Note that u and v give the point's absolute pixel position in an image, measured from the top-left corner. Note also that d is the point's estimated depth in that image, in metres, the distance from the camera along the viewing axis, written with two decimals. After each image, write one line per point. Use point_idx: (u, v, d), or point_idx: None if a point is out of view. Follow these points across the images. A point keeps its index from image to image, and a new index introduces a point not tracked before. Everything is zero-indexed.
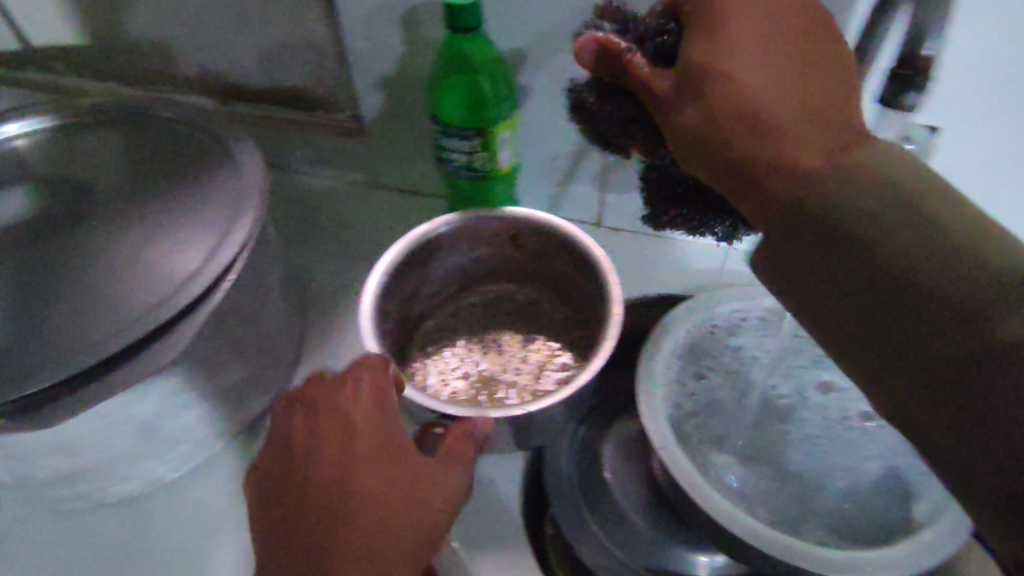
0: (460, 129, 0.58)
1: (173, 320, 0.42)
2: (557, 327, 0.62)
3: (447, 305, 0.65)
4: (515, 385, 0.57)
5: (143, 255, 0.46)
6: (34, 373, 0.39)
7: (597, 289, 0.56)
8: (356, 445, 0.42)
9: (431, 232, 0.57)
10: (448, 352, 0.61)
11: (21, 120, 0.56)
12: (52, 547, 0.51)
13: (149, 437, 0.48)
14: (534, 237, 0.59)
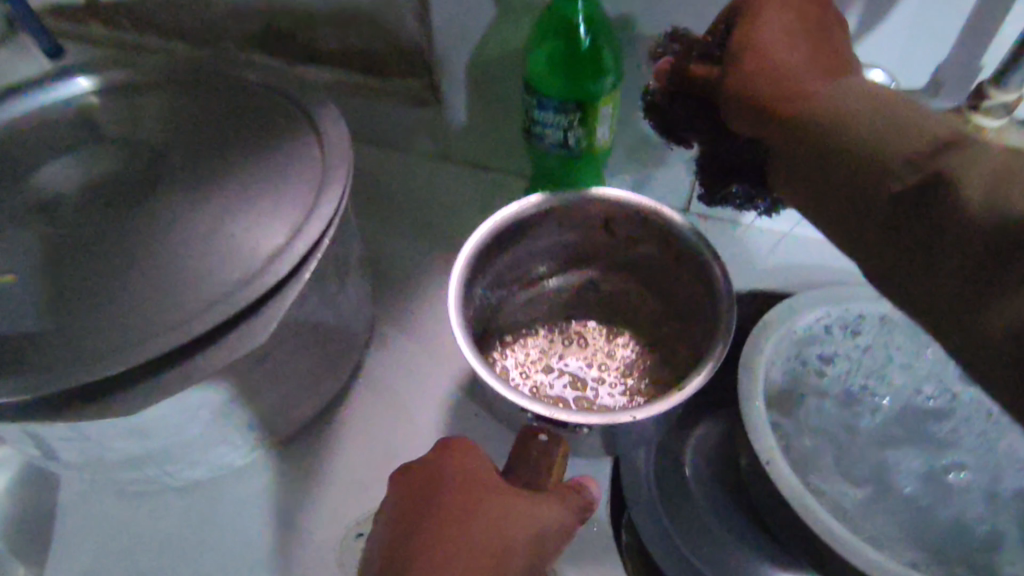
0: (557, 102, 0.54)
1: (259, 303, 0.39)
2: (647, 321, 0.58)
3: (527, 291, 0.60)
4: (604, 383, 0.53)
5: (224, 226, 0.43)
6: (113, 354, 0.36)
7: (703, 282, 0.51)
8: (445, 499, 0.40)
9: (520, 213, 0.53)
10: (530, 341, 0.57)
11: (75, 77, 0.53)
12: (113, 531, 0.48)
13: (223, 422, 0.45)
14: (630, 220, 0.54)
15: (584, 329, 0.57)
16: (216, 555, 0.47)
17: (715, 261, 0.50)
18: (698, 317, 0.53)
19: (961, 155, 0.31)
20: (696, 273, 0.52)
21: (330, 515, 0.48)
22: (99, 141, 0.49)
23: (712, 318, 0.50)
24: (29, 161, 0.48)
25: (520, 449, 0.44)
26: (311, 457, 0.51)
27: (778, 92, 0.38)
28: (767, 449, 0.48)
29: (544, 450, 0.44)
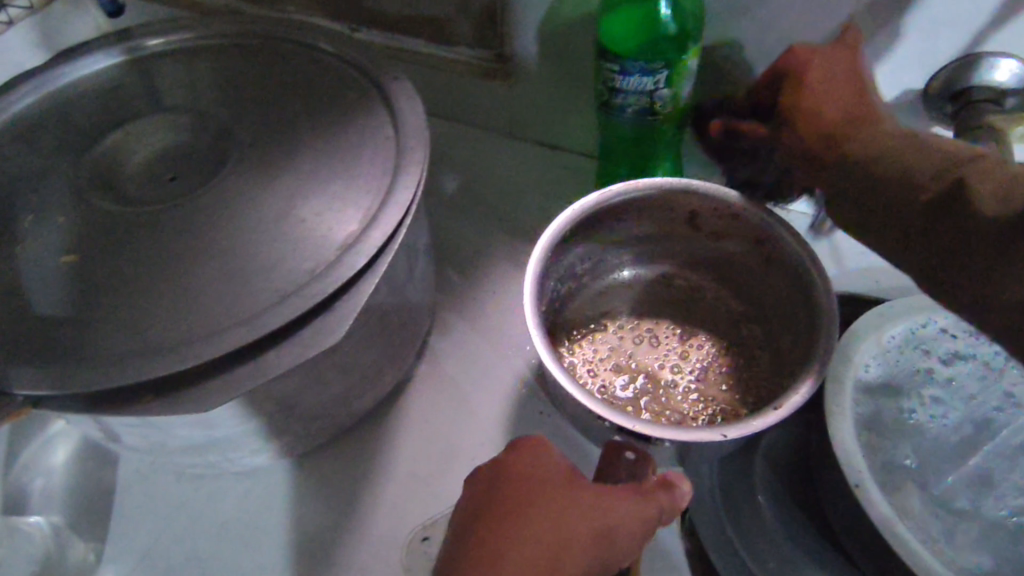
0: (646, 64, 0.48)
1: (334, 295, 0.36)
2: (725, 322, 0.55)
3: (597, 282, 0.57)
4: (680, 385, 0.50)
5: (294, 210, 0.40)
6: (181, 347, 0.34)
7: (797, 288, 0.49)
8: (529, 493, 0.38)
9: (600, 202, 0.50)
10: (598, 338, 0.53)
11: (89, 62, 0.49)
12: (167, 514, 0.47)
13: (285, 411, 0.43)
14: (718, 217, 0.52)
15: (656, 328, 0.54)
16: (272, 545, 0.46)
17: (815, 268, 0.46)
18: (786, 323, 0.51)
19: (995, 178, 0.37)
20: (790, 277, 0.49)
21: (389, 510, 0.47)
22: (162, 110, 0.47)
23: (808, 328, 0.47)
24: (89, 129, 0.46)
25: (608, 465, 0.43)
26: (369, 447, 0.49)
27: (834, 127, 0.42)
28: (857, 472, 0.46)
29: (633, 469, 0.42)
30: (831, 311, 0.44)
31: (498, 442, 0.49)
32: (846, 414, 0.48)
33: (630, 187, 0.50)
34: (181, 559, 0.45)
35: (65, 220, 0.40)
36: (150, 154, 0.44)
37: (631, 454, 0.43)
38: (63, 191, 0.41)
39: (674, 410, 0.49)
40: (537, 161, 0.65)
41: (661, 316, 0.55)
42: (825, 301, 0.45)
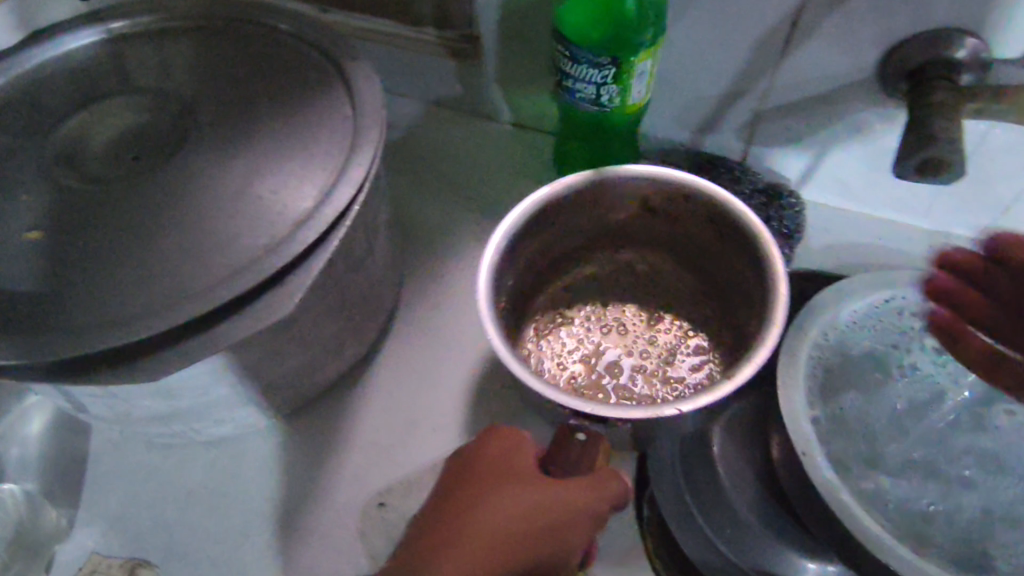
0: (592, 54, 0.48)
1: (287, 268, 0.38)
2: (689, 301, 0.57)
3: (560, 276, 0.58)
4: (643, 369, 0.52)
5: (252, 188, 0.41)
6: (139, 318, 0.35)
7: (750, 262, 0.50)
8: (495, 481, 0.43)
9: (553, 195, 0.50)
10: (565, 330, 0.55)
11: (71, 36, 0.51)
12: (140, 481, 0.49)
13: (249, 384, 0.45)
14: (670, 198, 0.52)
15: (623, 314, 0.56)
16: (239, 512, 0.48)
17: (765, 238, 0.47)
18: (743, 297, 0.52)
19: None
20: (742, 250, 0.50)
21: (352, 479, 0.48)
22: (126, 91, 0.48)
23: (763, 300, 0.48)
24: (57, 109, 0.47)
25: (558, 447, 0.44)
26: (333, 420, 0.51)
27: None
28: (805, 441, 0.47)
29: (583, 451, 0.44)
30: (782, 286, 0.46)
31: (459, 414, 0.51)
32: (796, 386, 0.49)
33: (581, 176, 0.50)
34: (151, 524, 0.47)
35: (30, 198, 0.41)
36: (113, 133, 0.45)
37: (581, 434, 0.44)
38: (29, 169, 0.43)
39: (638, 393, 0.51)
40: (505, 142, 0.66)
41: (626, 304, 0.57)
42: (777, 277, 0.46)
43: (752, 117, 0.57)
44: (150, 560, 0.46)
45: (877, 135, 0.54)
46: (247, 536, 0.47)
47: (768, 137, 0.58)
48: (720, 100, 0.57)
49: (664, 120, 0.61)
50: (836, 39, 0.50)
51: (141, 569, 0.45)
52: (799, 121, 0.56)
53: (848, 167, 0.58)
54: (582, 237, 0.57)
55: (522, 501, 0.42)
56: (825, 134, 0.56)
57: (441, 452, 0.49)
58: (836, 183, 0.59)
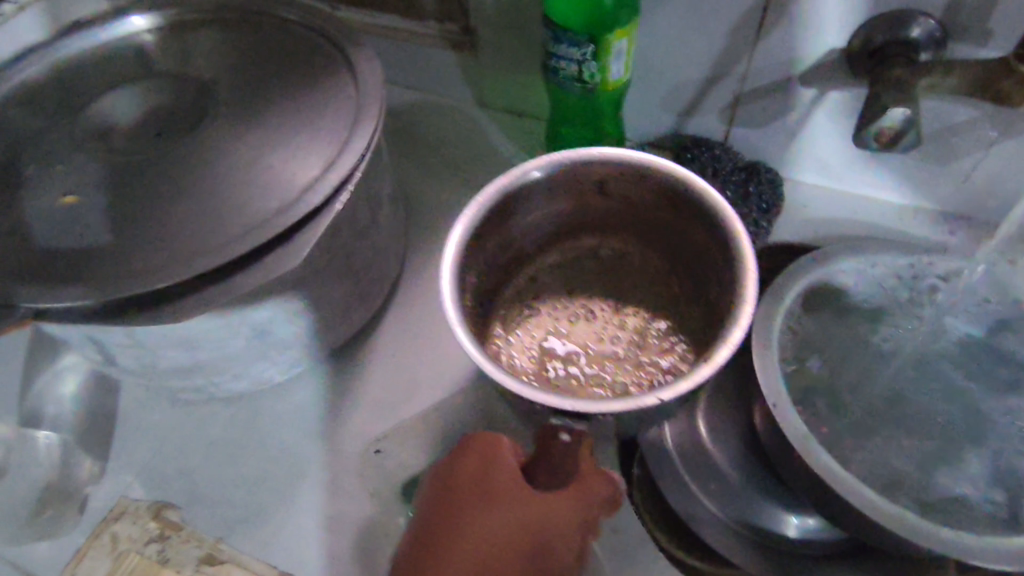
0: (572, 34, 0.53)
1: (295, 226, 0.42)
2: (653, 279, 0.60)
3: (524, 270, 0.59)
4: (614, 355, 0.56)
5: (264, 160, 0.46)
6: (163, 269, 0.40)
7: (715, 244, 0.49)
8: (497, 484, 0.45)
9: (517, 180, 0.49)
10: (534, 323, 0.58)
11: (99, 29, 0.55)
12: (165, 434, 0.53)
13: (263, 341, 0.49)
14: (628, 180, 0.52)
15: (590, 305, 0.59)
16: (254, 462, 0.52)
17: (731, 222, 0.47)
18: (708, 277, 0.52)
19: None
20: (705, 232, 0.50)
21: (358, 432, 0.53)
22: (152, 76, 0.52)
23: (728, 280, 0.48)
24: (89, 94, 0.52)
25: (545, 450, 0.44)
26: (342, 380, 0.55)
27: None
28: (776, 392, 0.49)
29: (568, 452, 0.44)
30: (750, 271, 0.45)
31: (457, 374, 0.55)
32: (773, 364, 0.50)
33: (543, 160, 0.49)
34: (175, 472, 0.51)
35: (66, 169, 0.46)
36: (140, 114, 0.50)
37: (564, 434, 0.43)
38: (65, 144, 0.47)
39: (607, 381, 0.54)
40: (503, 127, 0.70)
41: (592, 293, 0.60)
42: (745, 262, 0.45)
43: (732, 100, 0.60)
44: (174, 503, 0.50)
45: (847, 112, 0.57)
46: (261, 483, 0.51)
47: (747, 120, 0.61)
48: (701, 85, 0.60)
49: (652, 103, 0.64)
50: (801, 23, 0.52)
51: (165, 511, 0.49)
52: (775, 103, 0.59)
53: (822, 143, 0.60)
54: (546, 226, 0.57)
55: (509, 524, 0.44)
56: (799, 112, 0.58)
57: (441, 408, 0.53)
58: (813, 159, 0.62)
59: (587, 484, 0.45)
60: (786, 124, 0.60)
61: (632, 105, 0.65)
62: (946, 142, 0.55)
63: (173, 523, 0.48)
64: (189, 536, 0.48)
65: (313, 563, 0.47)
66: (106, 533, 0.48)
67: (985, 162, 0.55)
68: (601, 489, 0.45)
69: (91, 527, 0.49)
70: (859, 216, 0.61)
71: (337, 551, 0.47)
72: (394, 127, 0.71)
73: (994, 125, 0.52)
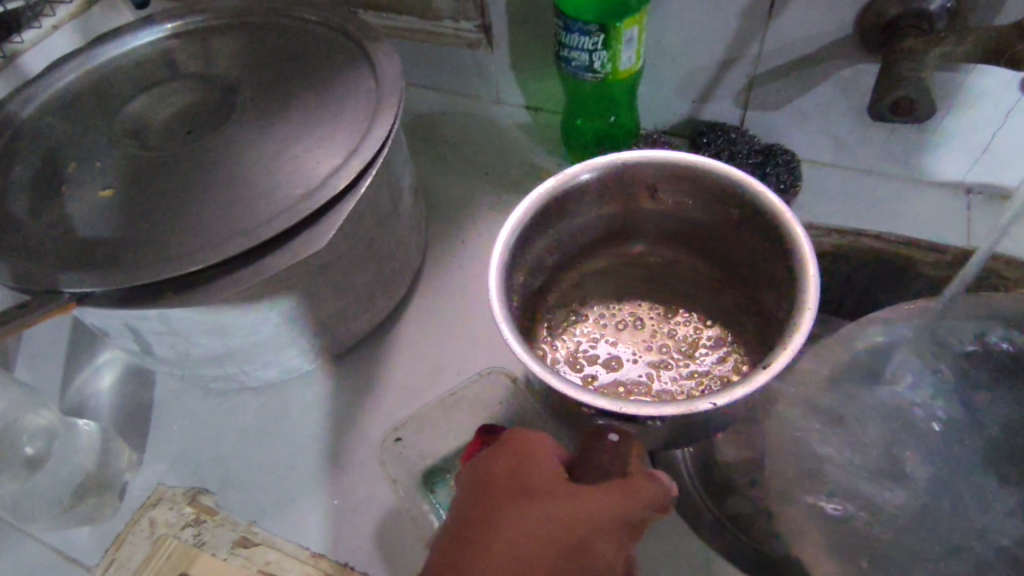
0: (583, 23, 0.54)
1: (320, 212, 0.43)
2: (703, 289, 0.57)
3: (570, 275, 0.57)
4: (666, 364, 0.54)
5: (290, 148, 0.47)
6: (195, 253, 0.41)
7: (775, 254, 0.47)
8: (540, 477, 0.39)
9: (568, 183, 0.49)
10: (580, 329, 0.56)
11: (128, 38, 0.58)
12: (199, 423, 0.55)
13: (292, 327, 0.50)
14: (680, 184, 0.50)
15: (637, 311, 0.57)
16: (284, 449, 0.53)
17: (793, 228, 0.45)
18: (764, 283, 0.50)
19: None
20: (761, 236, 0.48)
21: (384, 417, 0.54)
22: (179, 76, 0.55)
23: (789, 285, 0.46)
24: (124, 97, 0.54)
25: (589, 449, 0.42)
26: (368, 369, 0.56)
27: None
28: None
29: (615, 450, 0.42)
30: (811, 278, 0.43)
31: (482, 360, 0.56)
32: None
33: (596, 162, 0.48)
34: (208, 459, 0.53)
35: (104, 164, 0.48)
36: (171, 113, 0.52)
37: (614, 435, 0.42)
38: (102, 141, 0.50)
39: (659, 389, 0.52)
40: (520, 122, 0.71)
41: (638, 301, 0.58)
42: (807, 267, 0.43)
43: (746, 83, 0.60)
44: (208, 488, 0.51)
45: (861, 90, 0.56)
46: (293, 470, 0.52)
47: (762, 104, 0.61)
48: (714, 68, 0.61)
49: (666, 91, 0.65)
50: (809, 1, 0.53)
51: (201, 497, 0.51)
52: (791, 83, 0.59)
53: (839, 124, 0.60)
54: (593, 231, 0.55)
55: (545, 518, 0.37)
56: (812, 94, 0.59)
57: (465, 392, 0.54)
58: (830, 141, 0.62)
59: (634, 482, 0.39)
60: (801, 105, 0.60)
61: (646, 93, 0.65)
62: (961, 117, 0.55)
63: (208, 508, 0.50)
64: (223, 520, 0.49)
65: (342, 545, 0.48)
66: (144, 518, 0.50)
67: (1005, 134, 0.54)
68: (648, 489, 0.39)
69: (130, 513, 0.51)
70: (880, 194, 0.61)
71: (364, 534, 0.48)
72: (413, 126, 0.72)
73: (1009, 94, 0.52)
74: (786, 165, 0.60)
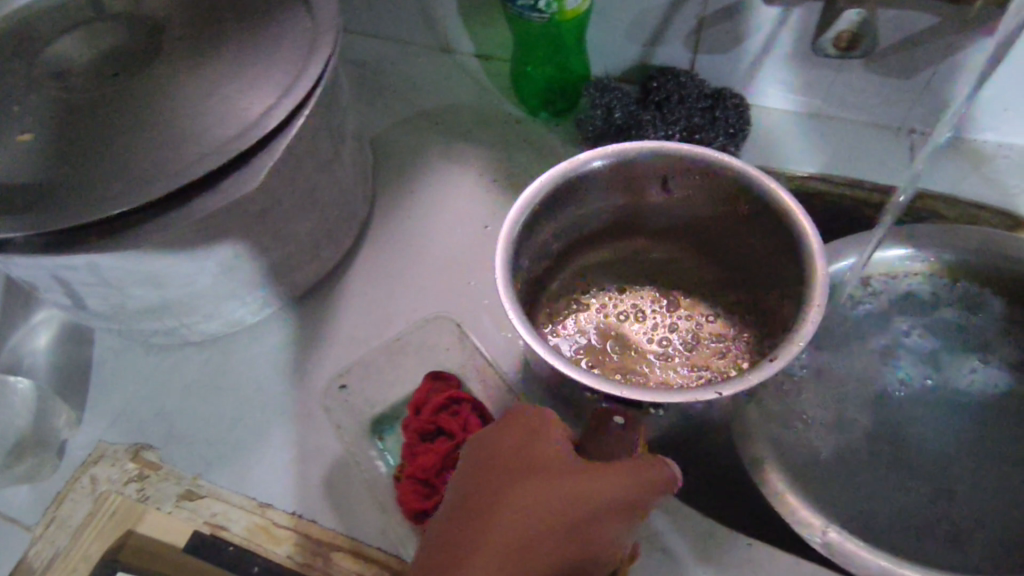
0: None
1: (252, 149, 0.42)
2: (706, 284, 0.55)
3: (571, 263, 0.55)
4: (669, 356, 0.52)
5: (219, 89, 0.45)
6: (119, 196, 0.39)
7: (785, 251, 0.47)
8: (539, 458, 0.37)
9: (579, 167, 0.48)
10: (580, 318, 0.54)
11: None
12: (141, 378, 0.53)
13: (231, 277, 0.49)
14: (692, 177, 0.49)
15: (640, 302, 0.55)
16: (230, 402, 0.52)
17: (802, 222, 0.44)
18: (771, 280, 0.49)
19: None
20: (773, 232, 0.47)
21: (330, 365, 0.53)
22: (102, 17, 0.52)
23: (796, 278, 0.45)
24: (43, 39, 0.51)
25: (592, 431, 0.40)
26: (316, 319, 0.55)
27: None
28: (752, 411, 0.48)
29: (621, 436, 0.39)
30: (820, 273, 0.42)
31: (430, 309, 0.55)
32: None
33: (609, 149, 0.47)
34: (151, 415, 0.52)
35: (20, 109, 0.46)
36: (94, 54, 0.49)
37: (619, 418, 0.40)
38: (19, 84, 0.47)
39: (662, 378, 0.51)
40: (469, 71, 0.69)
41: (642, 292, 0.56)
42: (816, 263, 0.43)
43: (696, 24, 0.59)
44: (152, 444, 0.50)
45: (807, 29, 0.56)
46: (239, 422, 0.51)
47: (711, 47, 0.61)
48: (662, 9, 0.59)
49: (615, 36, 0.63)
50: None
51: (144, 452, 0.50)
52: (739, 25, 0.58)
53: (788, 65, 0.60)
54: (600, 219, 0.53)
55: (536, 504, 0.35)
56: (760, 34, 0.58)
57: (411, 340, 0.54)
58: (779, 83, 0.61)
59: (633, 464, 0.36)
60: (750, 46, 0.59)
61: (596, 36, 0.64)
62: (905, 54, 0.55)
63: (152, 463, 0.49)
64: (167, 474, 0.49)
65: (290, 494, 0.47)
66: (85, 476, 0.49)
67: (948, 73, 0.55)
68: (654, 471, 0.36)
69: (70, 472, 0.49)
70: (829, 135, 0.61)
71: (313, 482, 0.48)
72: (359, 75, 0.70)
73: (950, 29, 0.52)
74: (735, 107, 0.60)
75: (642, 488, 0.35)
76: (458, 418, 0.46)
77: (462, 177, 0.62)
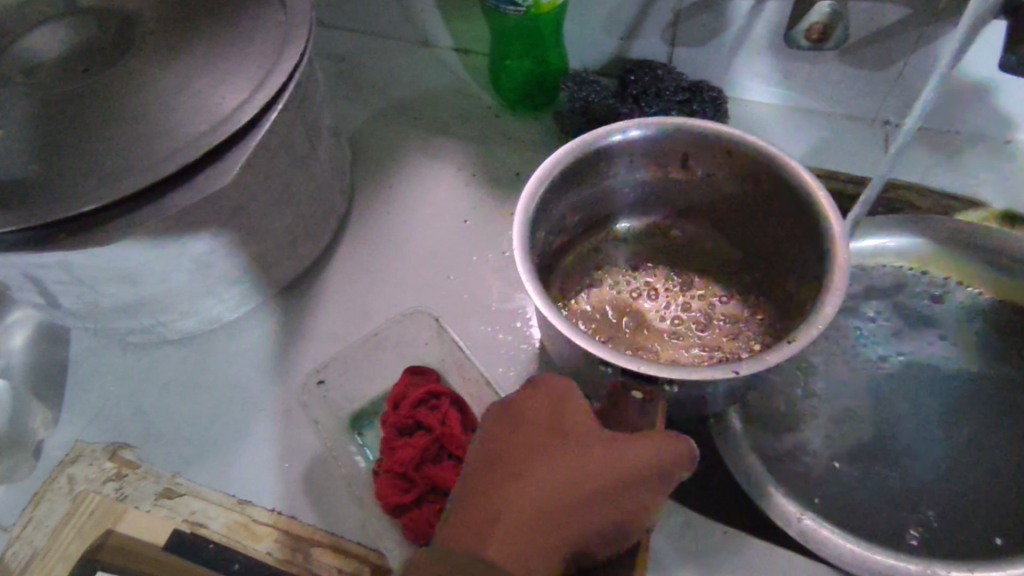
0: None
1: (225, 144, 0.41)
2: (726, 264, 0.55)
3: (589, 238, 0.56)
4: (683, 335, 0.52)
5: (191, 84, 0.45)
6: (90, 194, 0.39)
7: (805, 232, 0.46)
8: (550, 436, 0.37)
9: (600, 141, 0.48)
10: (594, 293, 0.54)
11: None
12: (117, 377, 0.53)
13: (207, 274, 0.48)
14: (715, 155, 0.49)
15: (656, 281, 0.55)
16: (209, 399, 0.52)
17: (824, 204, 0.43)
18: (790, 261, 0.49)
19: None
20: (791, 213, 0.47)
21: (309, 362, 0.53)
22: (71, 12, 0.51)
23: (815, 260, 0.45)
24: (10, 35, 0.50)
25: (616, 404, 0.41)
26: (295, 315, 0.55)
27: None
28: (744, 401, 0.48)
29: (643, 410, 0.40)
30: (839, 254, 0.42)
31: (410, 304, 0.55)
32: None
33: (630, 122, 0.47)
34: (128, 413, 0.51)
35: None
36: (63, 50, 0.48)
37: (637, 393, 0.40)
38: None
39: (676, 355, 0.51)
40: (447, 65, 0.69)
41: (658, 269, 0.56)
42: (837, 244, 0.42)
43: (672, 17, 0.60)
44: (130, 442, 0.50)
45: (782, 21, 0.56)
46: (218, 419, 0.51)
47: (688, 40, 0.61)
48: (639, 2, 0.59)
49: (593, 29, 0.63)
50: None
51: (122, 451, 0.50)
52: (715, 17, 0.58)
53: (765, 56, 0.60)
54: (621, 194, 0.54)
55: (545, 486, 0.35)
56: (737, 26, 0.58)
57: (390, 334, 0.54)
58: (757, 75, 0.62)
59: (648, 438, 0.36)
60: (726, 38, 0.59)
61: (573, 29, 0.64)
62: (878, 45, 0.55)
63: (129, 462, 0.49)
64: (146, 473, 0.48)
65: (270, 489, 0.47)
66: (63, 476, 0.49)
67: (920, 63, 0.55)
68: (668, 447, 0.36)
69: (47, 472, 0.49)
70: (806, 126, 0.62)
71: (293, 477, 0.48)
72: (337, 69, 0.70)
73: (921, 20, 0.52)
74: (713, 100, 0.60)
75: (652, 464, 0.35)
76: (437, 413, 0.47)
77: (442, 170, 0.62)
